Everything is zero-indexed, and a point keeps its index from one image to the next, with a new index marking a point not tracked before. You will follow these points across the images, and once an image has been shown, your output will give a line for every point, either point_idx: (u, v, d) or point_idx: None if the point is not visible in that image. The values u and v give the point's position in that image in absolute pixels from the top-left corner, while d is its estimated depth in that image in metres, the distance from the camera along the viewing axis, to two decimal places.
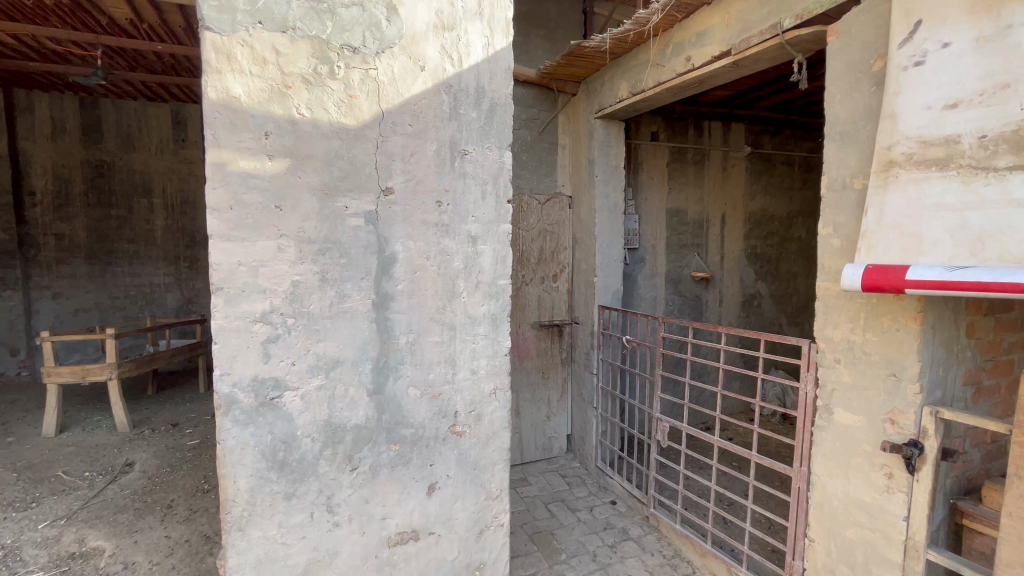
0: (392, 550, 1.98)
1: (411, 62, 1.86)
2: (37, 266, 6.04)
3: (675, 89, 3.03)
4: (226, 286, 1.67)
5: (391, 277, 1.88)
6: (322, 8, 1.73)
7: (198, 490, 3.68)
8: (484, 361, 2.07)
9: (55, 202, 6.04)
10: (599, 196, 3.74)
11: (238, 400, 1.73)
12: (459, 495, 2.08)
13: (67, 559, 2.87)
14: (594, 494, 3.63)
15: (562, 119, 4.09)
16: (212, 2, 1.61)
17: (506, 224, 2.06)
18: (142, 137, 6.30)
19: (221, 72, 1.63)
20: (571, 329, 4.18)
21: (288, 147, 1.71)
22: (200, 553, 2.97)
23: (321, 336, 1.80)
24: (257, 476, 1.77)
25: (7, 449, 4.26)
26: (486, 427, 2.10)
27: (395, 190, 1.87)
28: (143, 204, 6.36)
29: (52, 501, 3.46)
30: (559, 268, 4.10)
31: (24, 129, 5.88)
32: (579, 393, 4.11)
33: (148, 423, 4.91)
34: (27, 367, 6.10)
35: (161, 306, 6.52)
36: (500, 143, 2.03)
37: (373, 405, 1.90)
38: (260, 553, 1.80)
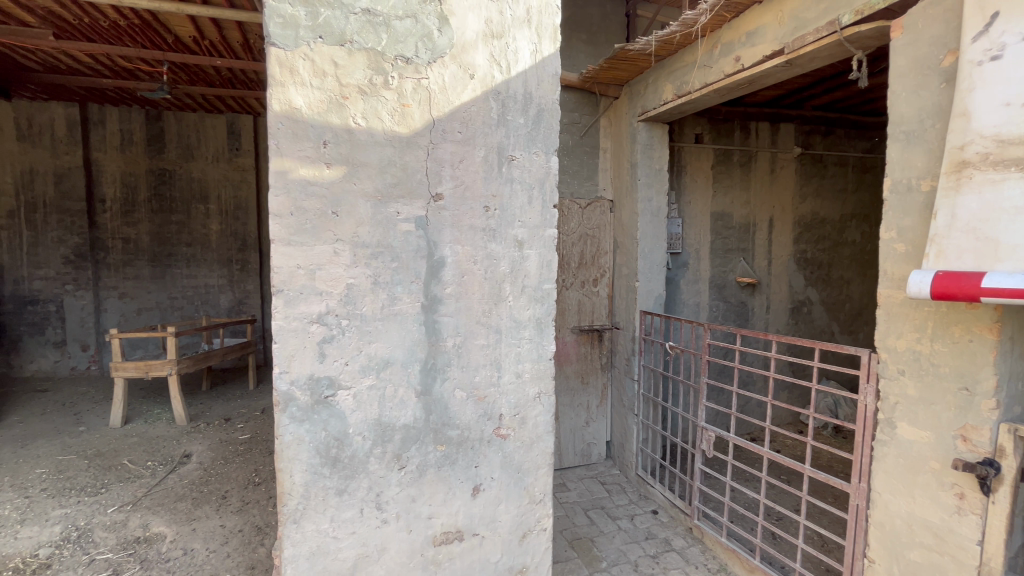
0: (437, 549, 2.01)
1: (461, 70, 1.90)
2: (106, 267, 6.50)
3: (723, 90, 2.96)
4: (286, 288, 1.75)
5: (440, 280, 1.92)
6: (377, 21, 1.79)
7: (250, 482, 3.85)
8: (529, 365, 2.08)
9: (122, 208, 6.49)
10: (642, 199, 3.70)
11: (296, 397, 1.81)
12: (503, 498, 2.09)
13: (133, 543, 3.07)
14: (634, 503, 3.57)
15: (604, 122, 4.06)
16: (277, 19, 1.70)
17: (552, 229, 2.07)
18: (201, 146, 6.68)
19: (284, 84, 1.72)
20: (611, 334, 4.14)
21: (344, 155, 1.78)
22: (253, 543, 3.11)
23: (372, 338, 1.86)
24: (311, 471, 1.84)
25: (80, 438, 4.59)
26: (531, 430, 2.11)
27: (444, 196, 1.91)
28: (200, 210, 6.73)
29: (119, 487, 3.71)
30: (599, 272, 4.08)
31: (97, 141, 6.36)
32: (620, 399, 4.06)
33: (203, 417, 5.19)
34: (96, 362, 6.55)
35: (215, 306, 6.87)
36: (547, 148, 2.04)
37: (421, 406, 1.94)
38: (313, 546, 1.87)
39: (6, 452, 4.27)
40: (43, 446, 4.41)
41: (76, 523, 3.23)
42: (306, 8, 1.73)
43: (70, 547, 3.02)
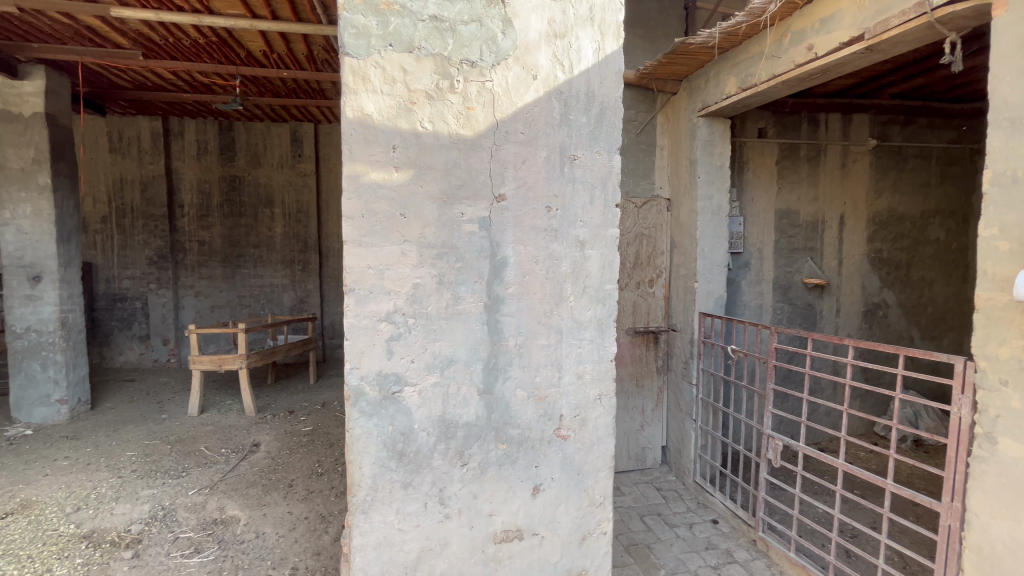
0: (497, 546, 2.03)
1: (524, 72, 1.91)
2: (184, 268, 7.03)
3: (792, 81, 2.81)
4: (357, 287, 1.83)
5: (502, 280, 1.94)
6: (444, 27, 1.83)
7: (313, 472, 4.05)
8: (590, 366, 2.06)
9: (198, 213, 7.01)
10: (701, 197, 3.57)
11: (365, 392, 1.88)
12: (563, 499, 2.08)
13: (211, 524, 3.31)
14: (693, 511, 3.46)
15: (661, 118, 3.97)
16: (351, 30, 1.77)
17: (614, 228, 2.04)
18: (267, 153, 7.09)
19: (357, 92, 1.79)
20: (667, 337, 4.04)
21: (412, 158, 1.84)
22: (318, 531, 3.26)
23: (437, 336, 1.91)
24: (378, 464, 1.91)
25: (163, 425, 4.99)
26: (591, 432, 2.09)
27: (507, 197, 1.93)
28: (266, 214, 7.15)
29: (198, 472, 4.00)
30: (655, 273, 3.99)
31: (176, 151, 6.89)
32: (676, 403, 3.95)
33: (270, 408, 5.50)
34: (175, 355, 7.09)
35: (279, 304, 7.26)
36: (609, 146, 2.02)
37: (483, 404, 1.97)
38: (380, 536, 1.93)
39: (101, 435, 4.71)
40: (132, 431, 4.82)
41: (161, 503, 3.51)
42: (377, 18, 1.79)
43: (157, 524, 3.29)
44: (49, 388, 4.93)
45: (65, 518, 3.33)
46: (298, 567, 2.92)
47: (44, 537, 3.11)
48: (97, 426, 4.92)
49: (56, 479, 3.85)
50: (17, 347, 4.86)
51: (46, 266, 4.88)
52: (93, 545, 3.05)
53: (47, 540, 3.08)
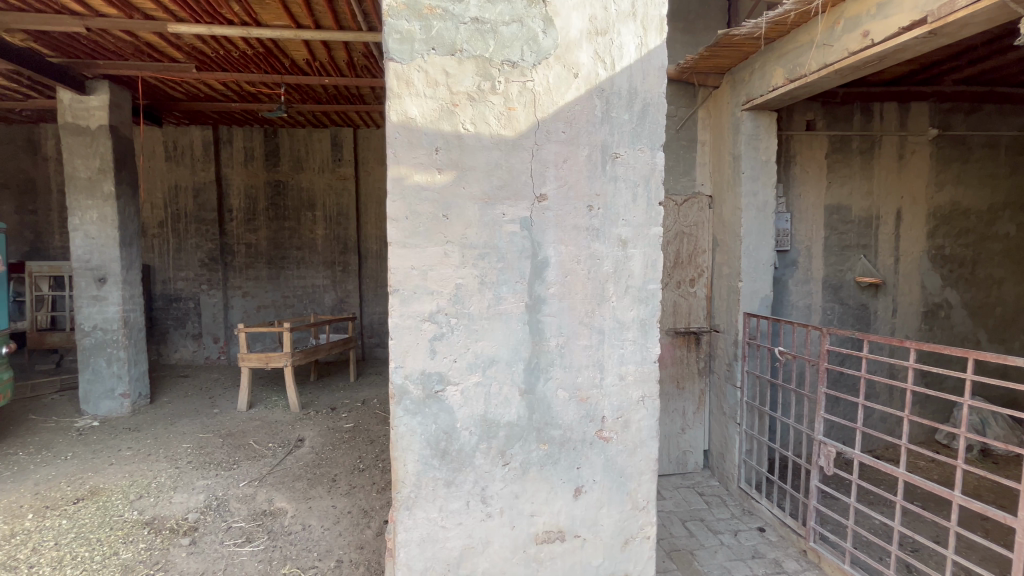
0: (539, 547, 2.02)
1: (566, 70, 1.90)
2: (233, 270, 7.37)
3: (846, 70, 2.67)
4: (401, 287, 1.86)
5: (544, 280, 1.94)
6: (485, 29, 1.84)
7: (355, 468, 4.15)
8: (632, 367, 2.03)
9: (245, 217, 7.33)
10: (746, 193, 3.46)
11: (409, 391, 1.91)
12: (606, 502, 2.06)
13: (261, 515, 3.45)
14: (738, 517, 3.34)
15: (702, 113, 3.86)
16: (395, 35, 1.80)
17: (657, 227, 2.00)
18: (309, 159, 7.34)
19: (401, 96, 1.82)
20: (709, 337, 3.93)
21: (454, 159, 1.86)
22: (361, 525, 3.34)
23: (478, 336, 1.92)
24: (422, 461, 1.94)
25: (215, 419, 5.24)
26: (634, 435, 2.06)
27: (548, 196, 1.92)
28: (309, 217, 7.40)
29: (248, 464, 4.18)
30: (697, 272, 3.89)
31: (226, 158, 7.23)
32: (719, 406, 3.83)
33: (313, 405, 5.70)
34: (225, 352, 7.43)
35: (320, 303, 7.50)
36: (653, 143, 1.98)
37: (525, 404, 1.97)
38: (423, 533, 1.95)
39: (160, 427, 4.99)
40: (187, 424, 5.09)
41: (215, 494, 3.69)
42: (421, 22, 1.82)
43: (211, 514, 3.45)
44: (113, 382, 5.27)
45: (130, 504, 3.55)
46: (343, 559, 3.00)
47: (111, 522, 3.32)
48: (156, 419, 5.22)
49: (121, 467, 4.11)
50: (85, 344, 5.22)
51: (110, 269, 5.21)
52: (155, 531, 3.23)
53: (113, 525, 3.28)
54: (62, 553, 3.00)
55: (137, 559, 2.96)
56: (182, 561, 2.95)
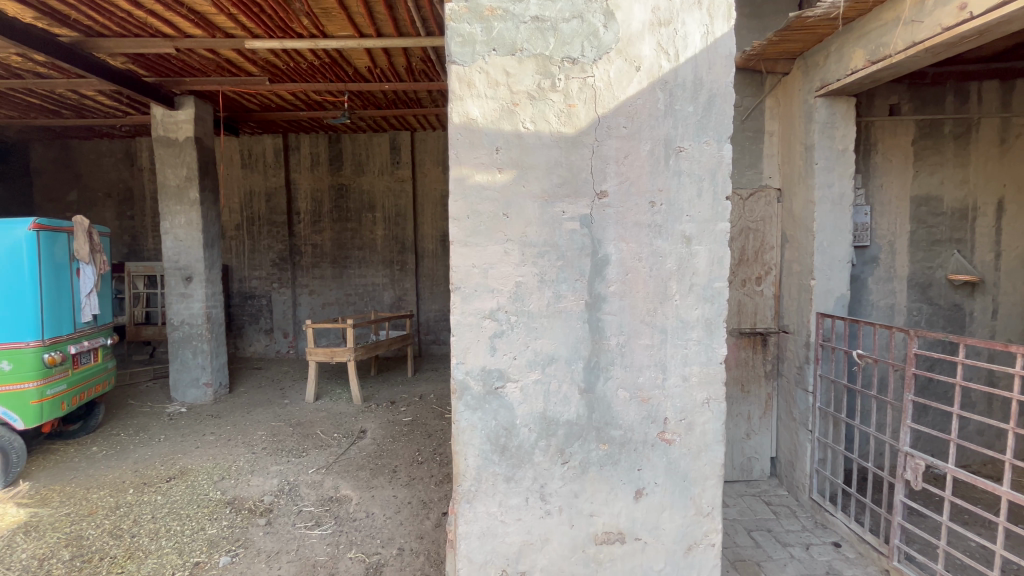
0: (599, 547, 2.00)
1: (627, 64, 1.86)
2: (301, 269, 7.83)
3: (939, 48, 2.44)
4: (463, 285, 1.89)
5: (604, 278, 1.92)
6: (546, 27, 1.84)
7: (415, 460, 4.29)
8: (696, 368, 1.97)
9: (312, 219, 7.76)
10: (819, 185, 3.24)
11: (470, 386, 1.94)
12: (668, 505, 2.01)
13: (328, 501, 3.65)
14: (809, 531, 3.15)
15: (770, 102, 3.66)
16: (457, 38, 1.84)
17: (724, 222, 1.92)
18: (369, 162, 7.65)
19: (462, 98, 1.85)
20: (777, 339, 3.73)
21: (514, 158, 1.87)
22: (420, 515, 3.45)
23: (538, 334, 1.92)
24: (482, 456, 1.97)
25: (286, 409, 5.60)
26: (698, 438, 1.99)
27: (609, 193, 1.90)
28: (369, 218, 7.72)
29: (316, 453, 4.43)
30: (764, 270, 3.70)
31: (294, 163, 7.67)
32: (788, 411, 3.63)
33: (374, 398, 5.95)
34: (294, 346, 7.92)
35: (379, 301, 7.80)
36: (719, 135, 1.90)
37: (584, 403, 1.96)
38: (483, 526, 1.98)
39: (238, 415, 5.40)
40: (261, 413, 5.47)
41: (287, 478, 3.95)
42: (482, 24, 1.84)
43: (284, 497, 3.69)
44: (198, 372, 5.75)
45: (214, 485, 3.87)
46: (404, 547, 3.11)
47: (199, 500, 3.64)
48: (234, 407, 5.65)
49: (205, 451, 4.48)
50: (175, 337, 5.73)
51: (195, 268, 5.69)
52: (236, 510, 3.50)
53: (201, 503, 3.59)
54: (158, 525, 3.31)
55: (221, 535, 3.22)
56: (260, 540, 3.18)
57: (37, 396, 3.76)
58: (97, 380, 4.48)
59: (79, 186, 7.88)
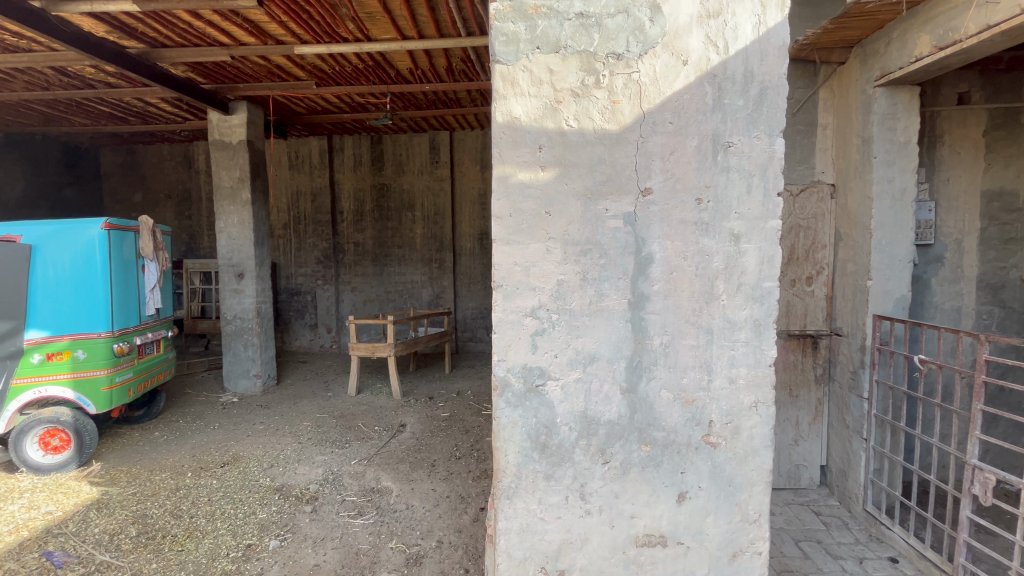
0: (639, 550, 1.97)
1: (674, 58, 1.82)
2: (344, 267, 8.08)
3: (1016, 31, 2.26)
4: (505, 282, 1.89)
5: (648, 277, 1.89)
6: (590, 23, 1.83)
7: (452, 455, 4.36)
8: (744, 370, 1.91)
9: (354, 218, 8.00)
10: (879, 180, 3.06)
11: (511, 383, 1.95)
12: (712, 510, 1.96)
13: (371, 491, 3.76)
14: (863, 544, 2.99)
15: (824, 93, 3.49)
16: (501, 38, 1.84)
17: (775, 220, 1.85)
18: (409, 162, 7.81)
19: (506, 97, 1.86)
20: (829, 342, 3.56)
21: (558, 156, 1.86)
22: (459, 509, 3.51)
23: (580, 333, 1.91)
24: (523, 453, 1.97)
25: (329, 401, 5.81)
26: (745, 442, 1.93)
27: (653, 190, 1.86)
28: (409, 217, 7.88)
29: (358, 444, 4.57)
30: (815, 269, 3.55)
31: (338, 164, 7.92)
32: (841, 418, 3.46)
33: (413, 393, 6.08)
34: (337, 341, 8.20)
35: (418, 298, 7.96)
36: (771, 129, 1.84)
37: (626, 403, 1.93)
38: (523, 523, 1.98)
39: (285, 406, 5.64)
40: (306, 405, 5.69)
41: (331, 468, 4.10)
42: (526, 22, 1.84)
43: (329, 486, 3.83)
44: (249, 364, 6.04)
45: (264, 471, 4.06)
46: (443, 540, 3.17)
47: (250, 485, 3.83)
48: (282, 399, 5.92)
49: (256, 439, 4.70)
50: (228, 331, 6.04)
51: (247, 265, 5.97)
52: (284, 497, 3.67)
53: (252, 488, 3.78)
54: (214, 508, 3.51)
55: (271, 520, 3.38)
56: (307, 526, 3.32)
57: (107, 382, 4.05)
58: (159, 369, 4.78)
59: (143, 188, 8.43)
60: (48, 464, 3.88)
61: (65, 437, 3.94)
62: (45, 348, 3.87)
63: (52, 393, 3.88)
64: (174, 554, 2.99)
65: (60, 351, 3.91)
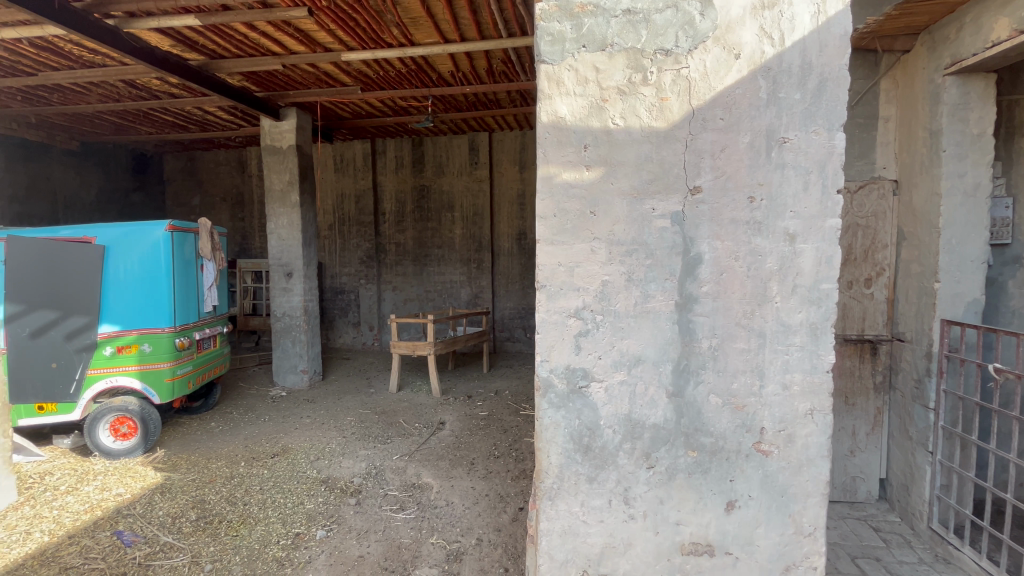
0: (685, 558, 1.92)
1: (725, 52, 1.77)
2: (386, 266, 8.29)
3: None
4: (549, 283, 1.88)
5: (696, 277, 1.83)
6: (637, 19, 1.79)
7: (491, 454, 4.39)
8: (799, 376, 1.83)
9: (396, 219, 8.18)
10: (948, 175, 2.86)
11: (554, 384, 1.93)
12: (763, 521, 1.88)
13: (412, 487, 3.83)
14: (928, 564, 2.81)
15: (886, 83, 3.30)
16: (547, 38, 1.83)
17: (834, 219, 1.77)
18: (449, 164, 7.93)
19: (551, 96, 1.85)
20: (890, 347, 3.36)
21: (603, 155, 1.84)
22: (498, 509, 3.52)
23: (625, 334, 1.88)
24: (565, 455, 1.95)
25: (372, 397, 5.97)
26: (799, 451, 1.85)
27: (703, 188, 1.81)
28: (449, 217, 8.00)
29: (399, 440, 4.68)
30: (875, 270, 3.35)
31: (381, 167, 8.14)
32: (902, 429, 3.25)
33: (451, 391, 6.16)
34: (378, 339, 8.42)
35: (457, 298, 8.07)
36: (831, 123, 1.75)
37: (672, 407, 1.89)
38: (565, 525, 1.97)
39: (330, 401, 5.84)
40: (350, 400, 5.88)
41: (375, 463, 4.21)
42: (572, 21, 1.83)
43: (372, 480, 3.94)
44: (296, 360, 6.30)
45: (311, 463, 4.23)
46: (482, 538, 3.19)
47: (298, 476, 3.99)
48: (327, 394, 6.13)
49: (303, 432, 4.90)
50: (277, 327, 6.32)
51: (295, 265, 6.22)
52: (329, 488, 3.80)
53: (300, 479, 3.94)
54: (265, 496, 3.68)
55: (318, 510, 3.50)
56: (351, 518, 3.42)
57: (170, 374, 4.32)
58: (215, 363, 5.05)
59: (201, 192, 8.93)
60: (118, 450, 4.18)
61: (132, 424, 4.23)
62: (116, 342, 4.16)
63: (121, 383, 4.17)
64: (230, 538, 3.16)
65: (129, 344, 4.20)
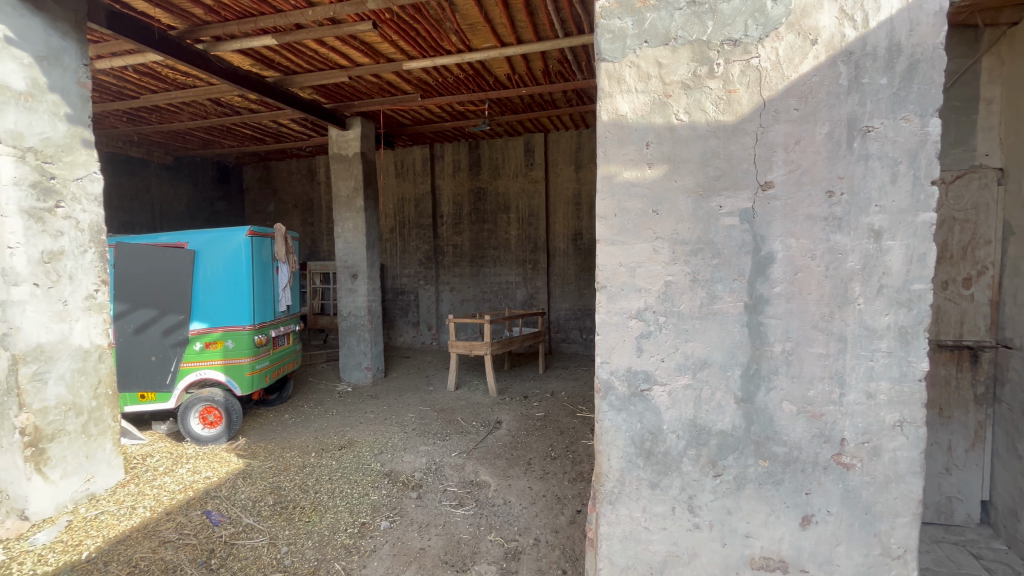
0: (755, 573, 1.82)
1: (800, 38, 1.67)
2: (443, 268, 8.51)
3: None
4: (609, 283, 1.86)
5: (768, 277, 1.74)
6: (704, 10, 1.73)
7: (548, 455, 4.39)
8: (886, 384, 1.69)
9: (453, 221, 8.38)
10: None
11: (615, 386, 1.90)
12: (844, 539, 1.75)
13: (470, 484, 3.91)
14: None
15: (989, 61, 2.97)
16: (607, 36, 1.81)
17: (927, 213, 1.62)
18: (505, 165, 8.01)
19: (612, 94, 1.82)
20: (994, 355, 3.01)
21: (666, 153, 1.79)
22: (555, 510, 3.51)
23: (689, 336, 1.82)
24: (626, 459, 1.91)
25: (431, 395, 6.15)
26: (886, 466, 1.71)
27: (775, 184, 1.72)
28: (505, 219, 8.08)
29: (458, 437, 4.79)
30: (975, 269, 3.02)
31: (439, 170, 8.36)
32: (1010, 446, 2.91)
33: (508, 391, 6.21)
34: (437, 339, 8.66)
35: (512, 299, 8.13)
36: (923, 109, 1.61)
37: (741, 413, 1.80)
38: (626, 530, 1.93)
39: (392, 398, 6.07)
40: (411, 397, 6.09)
41: (434, 458, 4.34)
42: (633, 17, 1.79)
43: (432, 475, 4.06)
44: (361, 357, 6.61)
45: (375, 456, 4.42)
46: (539, 539, 3.20)
47: (363, 468, 4.18)
48: (389, 391, 6.38)
49: (368, 427, 5.13)
50: (344, 326, 6.67)
51: (360, 267, 6.53)
52: (392, 481, 3.96)
53: (365, 471, 4.13)
54: (333, 486, 3.89)
55: (382, 502, 3.66)
56: (412, 510, 3.54)
57: (249, 368, 4.70)
58: (288, 359, 5.41)
59: (275, 199, 9.59)
60: (206, 436, 4.58)
61: (218, 414, 4.61)
62: (204, 337, 4.58)
63: (209, 375, 4.58)
64: (303, 524, 3.36)
65: (215, 340, 4.60)
